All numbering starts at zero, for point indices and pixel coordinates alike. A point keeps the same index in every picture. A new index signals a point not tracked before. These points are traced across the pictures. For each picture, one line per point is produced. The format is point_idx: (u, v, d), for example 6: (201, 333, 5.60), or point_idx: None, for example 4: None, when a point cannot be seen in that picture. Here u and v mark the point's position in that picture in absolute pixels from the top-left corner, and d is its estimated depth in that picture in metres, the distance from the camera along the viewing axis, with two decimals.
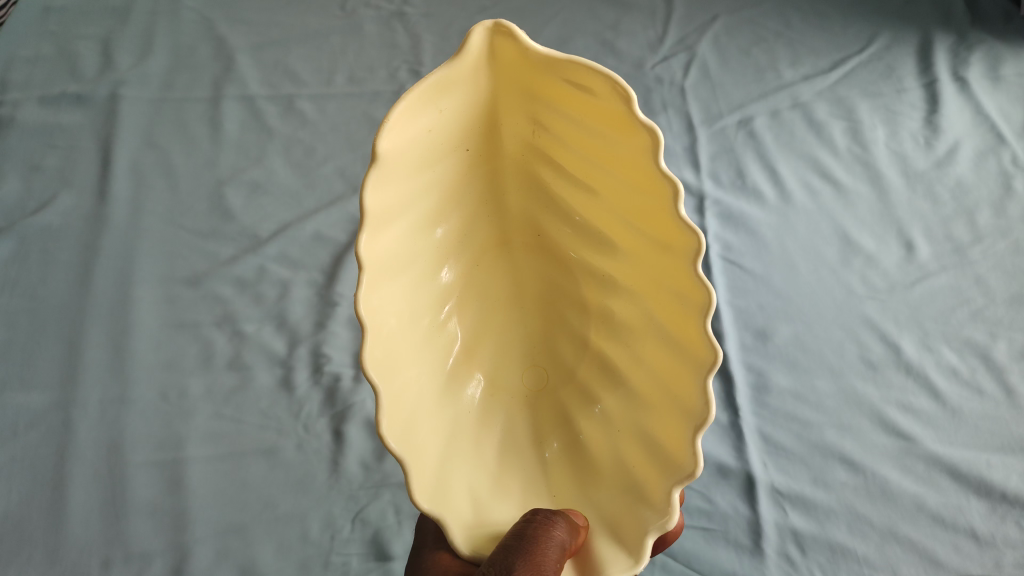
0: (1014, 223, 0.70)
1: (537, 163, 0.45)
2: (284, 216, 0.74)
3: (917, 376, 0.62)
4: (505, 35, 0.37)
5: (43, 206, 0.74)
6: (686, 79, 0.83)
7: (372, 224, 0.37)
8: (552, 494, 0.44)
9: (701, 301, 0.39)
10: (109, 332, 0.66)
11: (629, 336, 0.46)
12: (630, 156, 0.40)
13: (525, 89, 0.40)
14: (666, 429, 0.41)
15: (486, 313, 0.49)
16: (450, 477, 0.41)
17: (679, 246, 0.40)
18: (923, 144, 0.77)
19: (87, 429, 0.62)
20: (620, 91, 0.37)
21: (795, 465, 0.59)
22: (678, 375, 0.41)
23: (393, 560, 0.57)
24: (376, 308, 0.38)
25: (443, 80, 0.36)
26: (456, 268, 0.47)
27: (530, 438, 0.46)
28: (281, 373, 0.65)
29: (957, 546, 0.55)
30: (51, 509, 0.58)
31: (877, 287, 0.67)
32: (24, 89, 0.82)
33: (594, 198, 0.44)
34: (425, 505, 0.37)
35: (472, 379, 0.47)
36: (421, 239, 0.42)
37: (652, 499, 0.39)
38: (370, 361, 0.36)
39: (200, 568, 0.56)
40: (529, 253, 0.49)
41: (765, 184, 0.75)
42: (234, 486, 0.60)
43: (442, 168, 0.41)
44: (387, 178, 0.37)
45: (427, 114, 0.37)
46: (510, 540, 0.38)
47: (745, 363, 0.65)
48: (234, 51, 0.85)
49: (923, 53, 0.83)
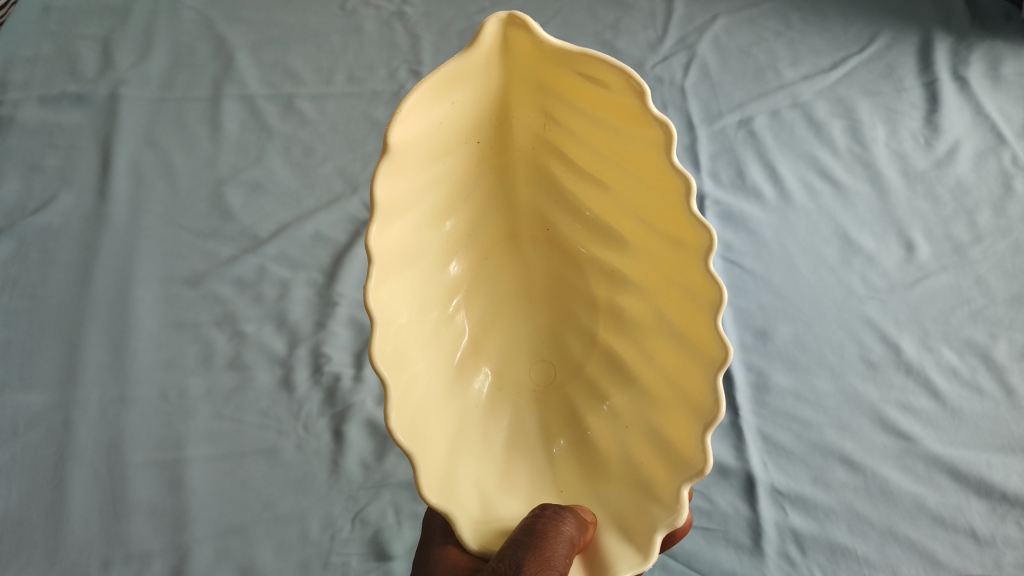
0: (1014, 223, 0.70)
1: (548, 156, 0.45)
2: (284, 216, 0.74)
3: (918, 376, 0.62)
4: (519, 27, 0.37)
5: (43, 206, 0.74)
6: (686, 79, 0.83)
7: (382, 215, 0.36)
8: (559, 489, 0.44)
9: (712, 298, 0.39)
10: (109, 332, 0.66)
11: (638, 332, 0.46)
12: (642, 150, 0.40)
13: (538, 82, 0.40)
14: (676, 425, 0.41)
15: (495, 306, 0.49)
16: (458, 471, 0.41)
17: (691, 242, 0.40)
18: (923, 143, 0.76)
19: (87, 429, 0.62)
20: (633, 85, 0.37)
21: (795, 465, 0.59)
22: (688, 371, 0.41)
23: (393, 560, 0.57)
24: (385, 301, 0.38)
25: (455, 71, 0.36)
26: (465, 261, 0.47)
27: (538, 433, 0.46)
28: (281, 373, 0.65)
29: (957, 546, 0.55)
30: (51, 508, 0.58)
31: (877, 287, 0.67)
32: (24, 89, 0.82)
33: (605, 193, 0.44)
34: (434, 499, 0.37)
35: (480, 373, 0.47)
36: (430, 232, 0.42)
37: (660, 496, 0.39)
38: (380, 354, 0.36)
39: (200, 568, 0.56)
40: (538, 248, 0.49)
41: (765, 184, 0.75)
42: (234, 486, 0.60)
43: (451, 160, 0.41)
44: (397, 170, 0.37)
45: (439, 106, 0.37)
46: (519, 535, 0.37)
47: (745, 362, 0.65)
48: (234, 51, 0.85)
49: (924, 53, 0.83)
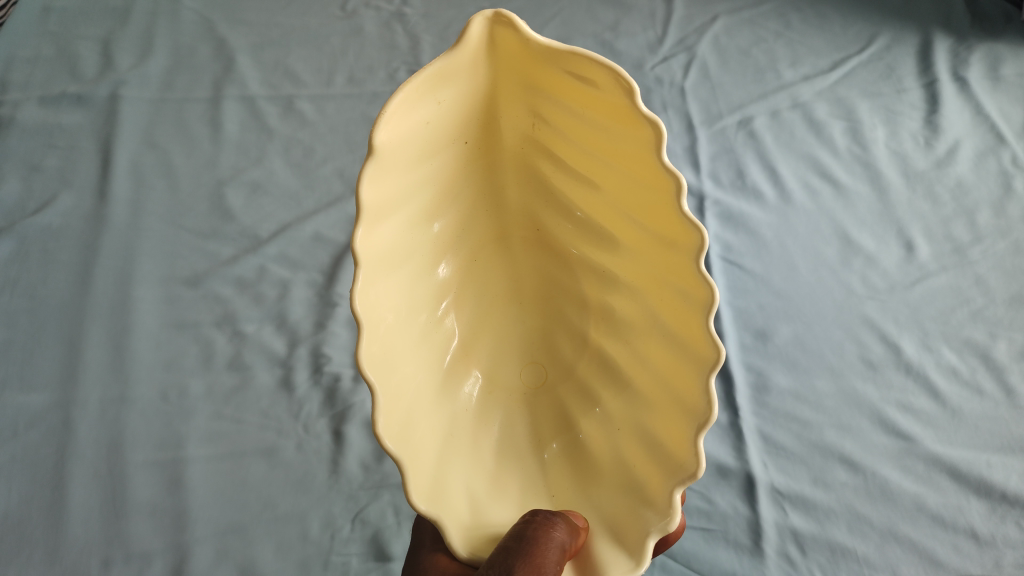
0: (1014, 223, 0.70)
1: (537, 156, 0.45)
2: (284, 216, 0.74)
3: (917, 376, 0.62)
4: (505, 25, 0.37)
5: (43, 207, 0.74)
6: (687, 79, 0.83)
7: (368, 217, 0.36)
8: (551, 494, 0.44)
9: (704, 298, 0.39)
10: (110, 331, 0.66)
11: (630, 334, 0.46)
12: (633, 150, 0.40)
13: (527, 81, 0.40)
14: (668, 428, 0.41)
15: (484, 308, 0.49)
16: (448, 476, 0.41)
17: (683, 242, 0.40)
18: (923, 144, 0.76)
19: (88, 428, 0.62)
20: (623, 84, 0.37)
21: (795, 465, 0.59)
22: (680, 372, 0.41)
23: (393, 560, 0.57)
24: (372, 304, 0.38)
25: (442, 70, 0.36)
26: (454, 263, 0.47)
27: (530, 438, 0.46)
28: (281, 373, 0.65)
29: (957, 546, 0.55)
30: (51, 508, 0.58)
31: (877, 287, 0.67)
32: (24, 89, 0.82)
33: (596, 192, 0.44)
34: (423, 506, 0.37)
35: (470, 376, 0.48)
36: (418, 233, 0.42)
37: (653, 501, 0.39)
38: (368, 358, 0.36)
39: (200, 568, 0.56)
40: (528, 248, 0.49)
41: (765, 184, 0.75)
42: (234, 485, 0.60)
43: (439, 161, 0.41)
44: (383, 171, 0.37)
45: (425, 106, 0.37)
46: (510, 542, 0.37)
47: (745, 363, 0.65)
48: (234, 52, 0.85)
49: (924, 53, 0.83)
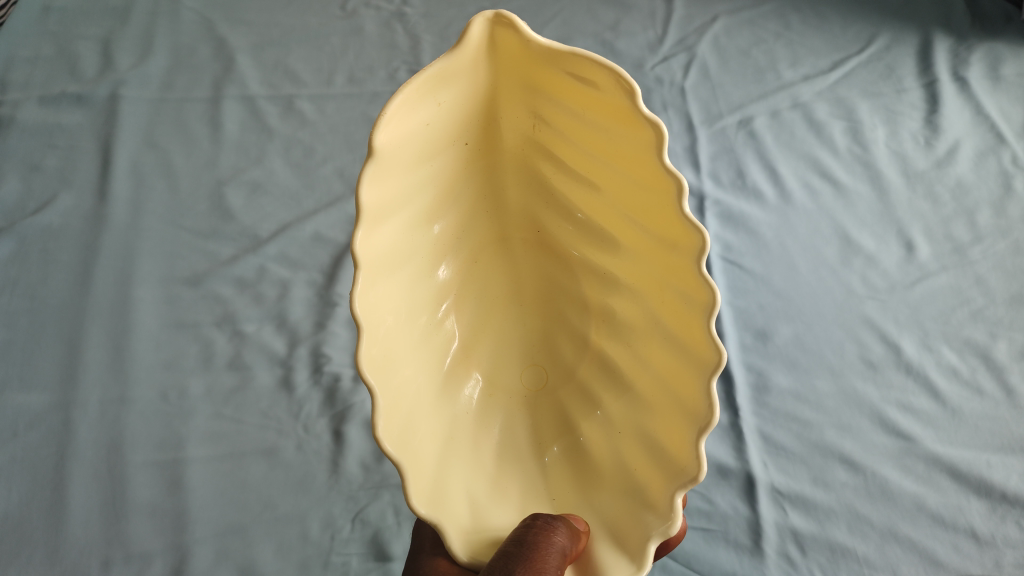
0: (1014, 223, 0.70)
1: (537, 157, 0.45)
2: (284, 216, 0.74)
3: (917, 376, 0.62)
4: (505, 26, 0.37)
5: (43, 207, 0.74)
6: (687, 79, 0.83)
7: (368, 219, 0.36)
8: (551, 497, 0.44)
9: (705, 300, 0.39)
10: (110, 331, 0.66)
11: (631, 336, 0.46)
12: (634, 151, 0.40)
13: (528, 83, 0.40)
14: (669, 431, 0.41)
15: (485, 310, 0.49)
16: (448, 480, 0.41)
17: (684, 244, 0.39)
18: (923, 144, 0.76)
19: (88, 429, 0.62)
20: (624, 85, 0.37)
21: (795, 465, 0.59)
22: (681, 375, 0.41)
23: (393, 560, 0.57)
24: (372, 306, 0.38)
25: (442, 71, 0.36)
26: (454, 265, 0.47)
27: (531, 441, 0.46)
28: (281, 373, 0.65)
29: (957, 546, 0.55)
30: (51, 508, 0.58)
31: (877, 287, 0.67)
32: (24, 89, 0.82)
33: (597, 194, 0.44)
34: (423, 510, 0.37)
35: (470, 379, 0.48)
36: (418, 235, 0.42)
37: (654, 505, 0.39)
38: (368, 360, 0.36)
39: (200, 568, 0.56)
40: (529, 250, 0.49)
41: (766, 184, 0.75)
42: (235, 486, 0.60)
43: (439, 162, 0.41)
44: (383, 173, 0.37)
45: (425, 108, 0.37)
46: (511, 546, 0.37)
47: (745, 363, 0.65)
48: (234, 51, 0.85)
49: (924, 53, 0.83)
